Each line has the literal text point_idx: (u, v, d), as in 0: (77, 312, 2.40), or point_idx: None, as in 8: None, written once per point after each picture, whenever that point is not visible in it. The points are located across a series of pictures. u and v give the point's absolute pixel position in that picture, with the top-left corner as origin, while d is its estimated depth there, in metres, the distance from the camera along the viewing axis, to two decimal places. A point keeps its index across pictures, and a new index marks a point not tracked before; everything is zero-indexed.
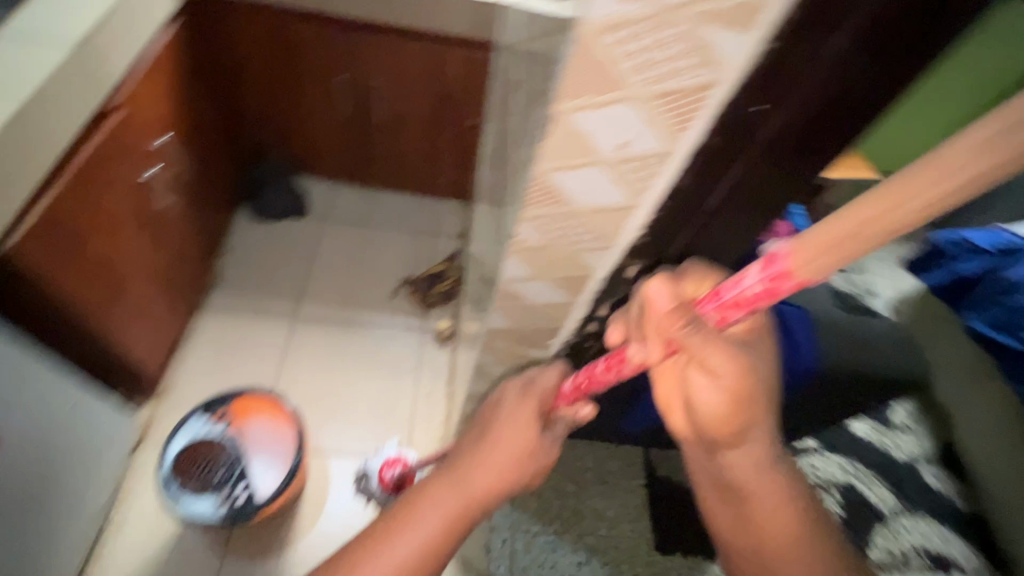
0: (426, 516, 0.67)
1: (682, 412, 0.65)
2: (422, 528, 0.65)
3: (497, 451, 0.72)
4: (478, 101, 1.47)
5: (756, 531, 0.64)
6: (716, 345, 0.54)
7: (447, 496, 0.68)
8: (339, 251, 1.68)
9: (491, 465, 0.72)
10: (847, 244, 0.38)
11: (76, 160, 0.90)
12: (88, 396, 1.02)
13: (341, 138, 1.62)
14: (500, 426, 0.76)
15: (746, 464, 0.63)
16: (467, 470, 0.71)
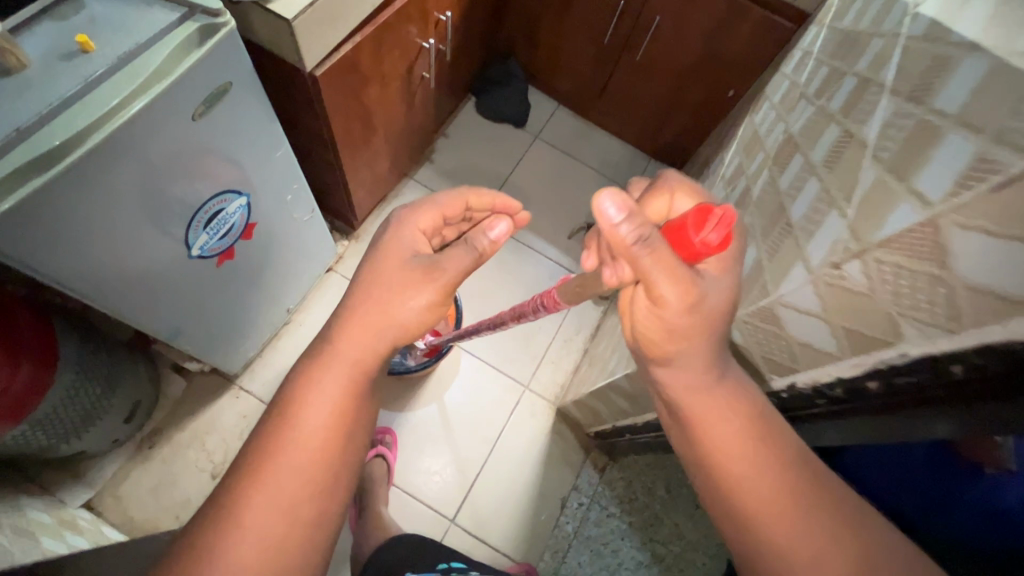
0: (345, 351, 0.68)
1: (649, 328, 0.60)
2: (337, 366, 0.68)
3: (394, 265, 0.71)
4: (751, 74, 1.30)
5: (760, 518, 0.54)
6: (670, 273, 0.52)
7: (362, 318, 0.69)
8: (539, 171, 1.67)
9: (381, 287, 0.69)
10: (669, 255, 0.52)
11: (384, 13, 0.97)
12: (316, 217, 1.18)
13: (586, 64, 1.55)
14: (407, 241, 0.74)
15: (728, 427, 0.57)
16: (371, 292, 0.69)
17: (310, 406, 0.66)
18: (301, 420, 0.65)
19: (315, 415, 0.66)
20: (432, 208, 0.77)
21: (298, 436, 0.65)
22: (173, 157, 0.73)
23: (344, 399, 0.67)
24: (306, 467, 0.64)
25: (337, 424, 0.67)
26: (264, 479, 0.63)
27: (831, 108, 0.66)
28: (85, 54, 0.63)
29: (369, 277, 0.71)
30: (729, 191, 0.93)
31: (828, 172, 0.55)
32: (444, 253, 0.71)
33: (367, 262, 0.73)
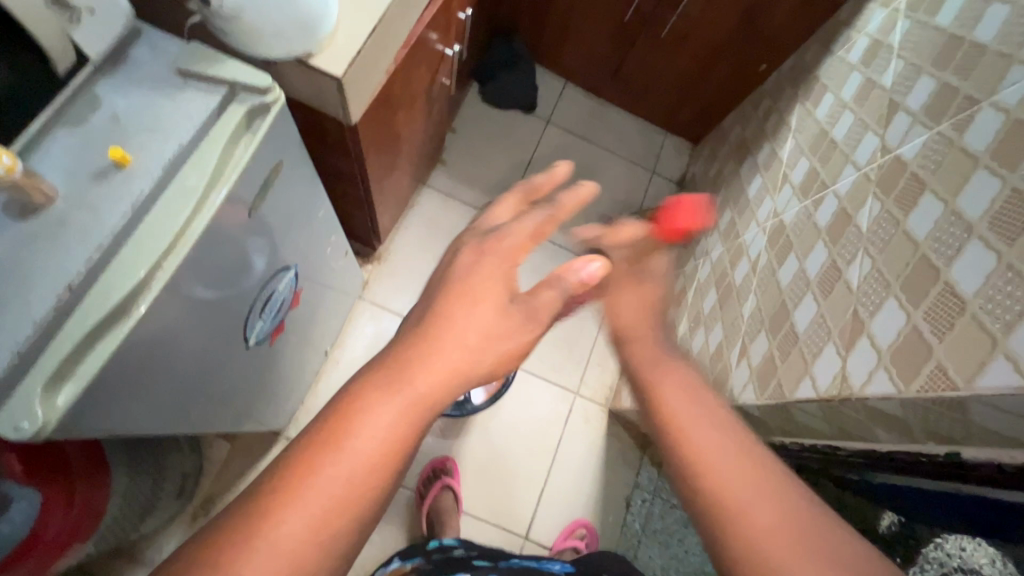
0: (427, 376, 0.41)
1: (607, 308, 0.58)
2: (414, 393, 0.40)
3: (488, 283, 0.46)
4: (788, 47, 1.22)
5: (730, 507, 0.41)
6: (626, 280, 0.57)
7: (458, 336, 0.43)
8: (557, 161, 1.57)
9: (441, 359, 0.42)
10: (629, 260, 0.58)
11: (416, 32, 0.84)
12: (348, 258, 1.07)
13: (600, 40, 1.43)
14: (502, 260, 0.47)
15: (679, 392, 0.49)
16: (452, 321, 0.44)
17: (354, 443, 0.38)
18: (344, 462, 0.37)
19: (361, 448, 0.38)
20: (514, 196, 0.53)
21: (317, 492, 0.36)
22: (230, 259, 0.62)
23: (402, 438, 0.39)
24: (313, 540, 0.36)
25: (384, 471, 0.38)
26: (259, 545, 0.35)
27: (965, 144, 0.62)
28: (122, 169, 0.51)
29: (448, 305, 0.44)
30: (809, 206, 0.88)
31: (1004, 243, 0.51)
32: (540, 287, 0.47)
33: (455, 270, 0.47)
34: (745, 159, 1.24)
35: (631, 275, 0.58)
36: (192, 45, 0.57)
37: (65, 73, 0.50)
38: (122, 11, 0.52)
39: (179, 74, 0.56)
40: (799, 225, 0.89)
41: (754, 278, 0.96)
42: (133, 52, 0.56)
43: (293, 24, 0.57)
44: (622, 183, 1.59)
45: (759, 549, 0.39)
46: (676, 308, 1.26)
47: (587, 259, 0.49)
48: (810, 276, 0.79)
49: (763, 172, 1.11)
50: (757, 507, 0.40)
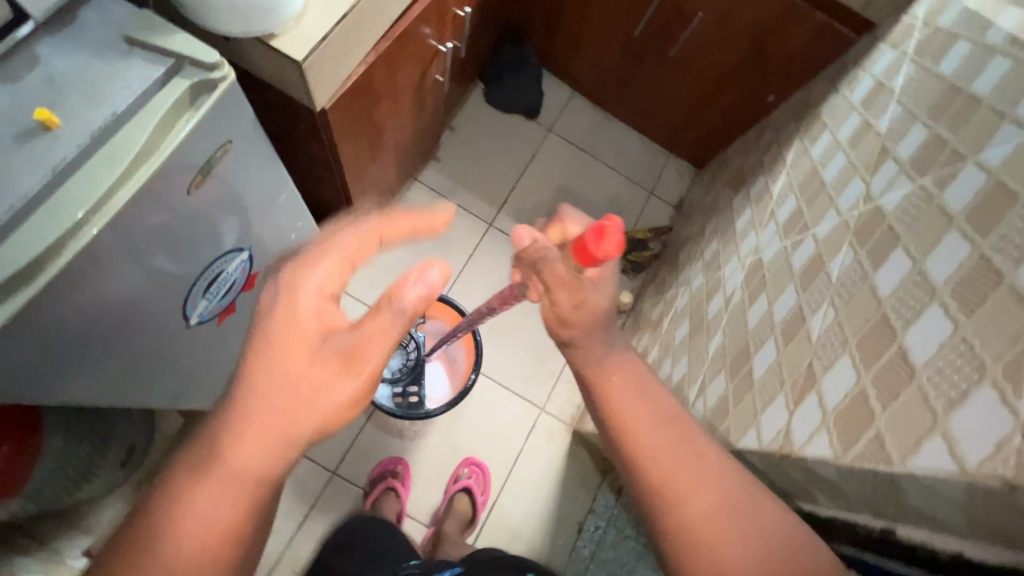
0: (261, 403, 0.47)
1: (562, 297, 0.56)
2: (254, 419, 0.47)
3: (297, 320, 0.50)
4: (797, 80, 1.19)
5: (675, 489, 0.49)
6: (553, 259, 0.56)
7: (273, 368, 0.48)
8: (554, 170, 1.55)
9: (291, 367, 0.48)
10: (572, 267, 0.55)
11: (402, 24, 0.82)
12: None
13: (609, 52, 1.41)
14: (319, 290, 0.51)
15: (636, 406, 0.54)
16: (279, 361, 0.48)
17: (214, 469, 0.46)
18: (202, 488, 0.46)
19: (224, 471, 0.47)
20: (334, 255, 0.52)
21: (186, 527, 0.46)
22: (161, 238, 0.60)
23: (257, 461, 0.47)
24: (206, 542, 0.46)
25: (250, 484, 0.47)
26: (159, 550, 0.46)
27: (943, 201, 0.58)
28: (49, 132, 0.50)
29: (264, 355, 0.48)
30: (788, 246, 0.85)
31: (963, 314, 0.47)
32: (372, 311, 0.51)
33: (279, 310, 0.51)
34: (740, 191, 1.22)
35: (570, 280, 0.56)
36: (147, 15, 0.55)
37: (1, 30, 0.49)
38: None
39: (125, 41, 0.54)
40: (775, 265, 0.86)
41: (725, 313, 0.93)
42: (83, 14, 0.55)
43: (253, 8, 0.56)
44: (617, 200, 1.56)
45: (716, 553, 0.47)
46: (651, 334, 1.24)
47: (423, 270, 0.52)
48: (776, 319, 0.76)
49: (753, 206, 1.09)
50: (718, 520, 0.48)
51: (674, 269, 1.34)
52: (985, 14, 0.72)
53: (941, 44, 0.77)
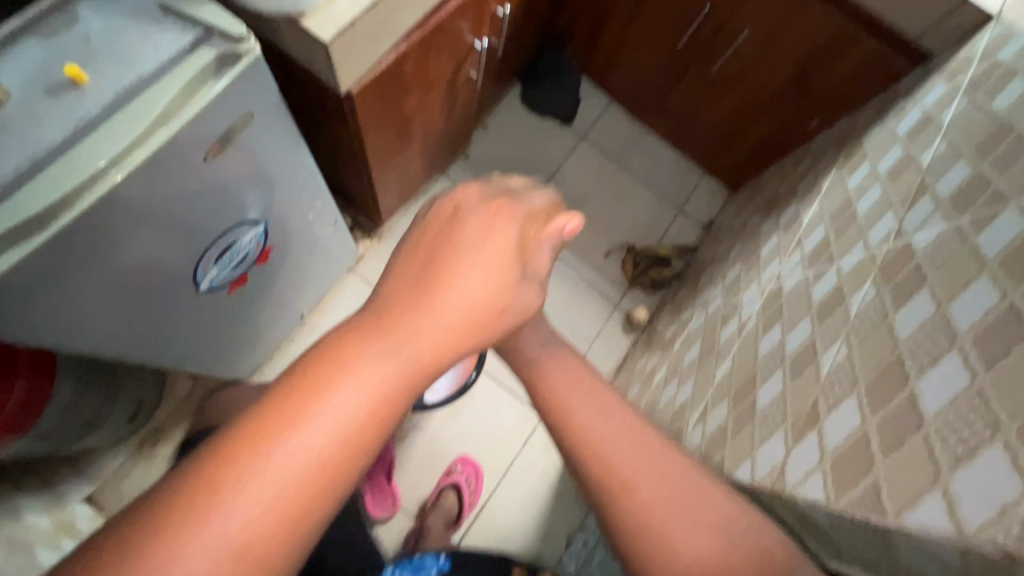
0: (371, 368, 0.37)
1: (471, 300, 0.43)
2: (392, 367, 0.38)
3: (428, 275, 0.43)
4: (843, 107, 1.14)
5: (636, 484, 0.46)
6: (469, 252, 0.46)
7: (402, 332, 0.39)
8: (583, 178, 1.53)
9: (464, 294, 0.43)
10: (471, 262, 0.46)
11: (437, 17, 0.82)
12: (338, 228, 1.08)
13: (651, 64, 1.39)
14: (467, 254, 0.45)
15: (578, 394, 0.51)
16: (430, 311, 0.41)
17: (321, 411, 0.35)
18: (295, 444, 0.34)
19: (332, 414, 0.35)
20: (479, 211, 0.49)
21: (285, 452, 0.34)
22: (178, 201, 0.62)
23: (366, 428, 0.36)
24: (272, 523, 0.33)
25: (346, 457, 0.35)
26: (209, 514, 0.32)
27: (977, 244, 0.54)
28: (77, 89, 0.52)
29: (451, 258, 0.45)
30: (809, 277, 0.82)
31: (982, 364, 0.44)
32: (519, 285, 0.46)
33: (406, 270, 0.44)
34: (770, 217, 1.18)
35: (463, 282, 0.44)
36: None
37: None
38: None
39: (161, 8, 0.56)
40: (794, 295, 0.82)
41: (737, 340, 0.89)
42: None
43: None
44: (644, 214, 1.54)
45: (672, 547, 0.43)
46: (661, 354, 1.21)
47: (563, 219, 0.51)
48: (787, 351, 0.73)
49: (780, 233, 1.05)
50: (674, 510, 0.44)
51: (693, 291, 1.31)
52: None
53: (996, 80, 0.72)
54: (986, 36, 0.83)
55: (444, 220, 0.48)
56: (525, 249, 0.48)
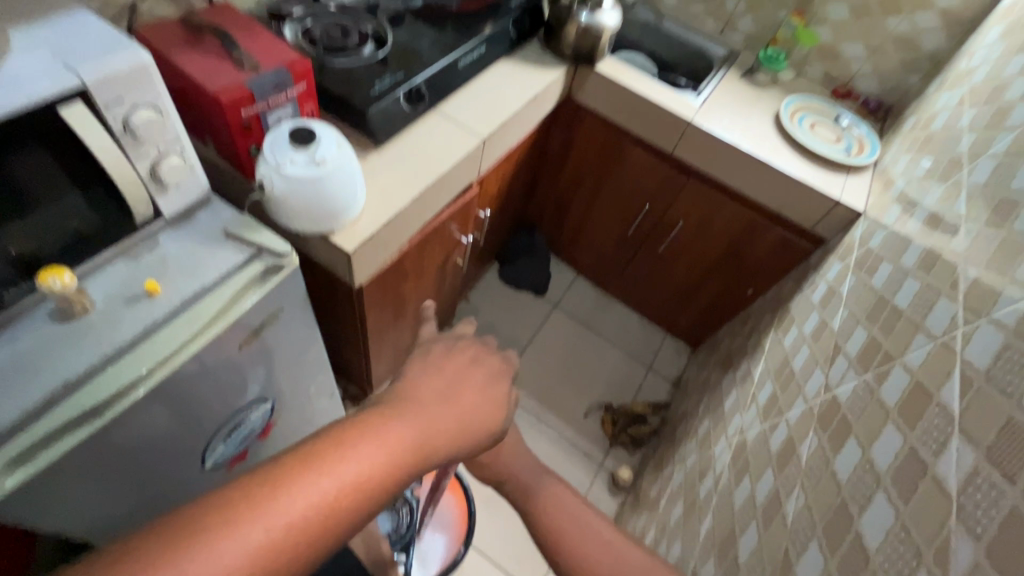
0: (354, 463, 0.43)
1: (467, 410, 0.53)
2: (381, 450, 0.45)
3: (439, 389, 0.54)
4: (769, 278, 1.37)
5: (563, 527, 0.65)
6: (467, 382, 0.56)
7: (393, 435, 0.46)
8: (556, 343, 1.69)
9: (446, 414, 0.51)
10: (459, 386, 0.55)
11: (433, 223, 1.03)
12: (334, 399, 1.16)
13: (607, 245, 1.66)
14: (469, 391, 0.55)
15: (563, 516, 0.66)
16: (422, 418, 0.49)
17: (318, 479, 0.41)
18: (279, 512, 0.38)
19: (324, 480, 0.41)
20: (476, 360, 0.59)
21: (272, 518, 0.38)
22: (216, 384, 0.72)
23: (349, 491, 0.42)
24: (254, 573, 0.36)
25: (332, 518, 0.41)
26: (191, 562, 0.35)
27: (882, 396, 0.66)
28: (151, 297, 0.64)
29: (435, 394, 0.53)
30: (766, 428, 0.92)
31: (902, 501, 0.52)
32: (478, 390, 0.56)
33: (396, 397, 0.51)
34: (728, 373, 1.31)
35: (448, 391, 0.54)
36: (243, 217, 0.75)
37: (140, 222, 0.67)
38: (200, 187, 0.71)
39: (224, 234, 0.72)
40: (755, 446, 0.91)
41: (714, 493, 0.95)
42: (198, 214, 0.74)
43: (322, 212, 0.76)
44: (616, 375, 1.67)
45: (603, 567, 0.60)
46: (649, 514, 1.22)
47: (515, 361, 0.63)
48: (757, 501, 0.79)
49: (738, 388, 1.18)
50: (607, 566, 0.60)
51: (671, 446, 1.37)
52: (900, 242, 0.89)
53: (871, 263, 0.94)
54: (859, 228, 1.09)
55: (444, 360, 0.58)
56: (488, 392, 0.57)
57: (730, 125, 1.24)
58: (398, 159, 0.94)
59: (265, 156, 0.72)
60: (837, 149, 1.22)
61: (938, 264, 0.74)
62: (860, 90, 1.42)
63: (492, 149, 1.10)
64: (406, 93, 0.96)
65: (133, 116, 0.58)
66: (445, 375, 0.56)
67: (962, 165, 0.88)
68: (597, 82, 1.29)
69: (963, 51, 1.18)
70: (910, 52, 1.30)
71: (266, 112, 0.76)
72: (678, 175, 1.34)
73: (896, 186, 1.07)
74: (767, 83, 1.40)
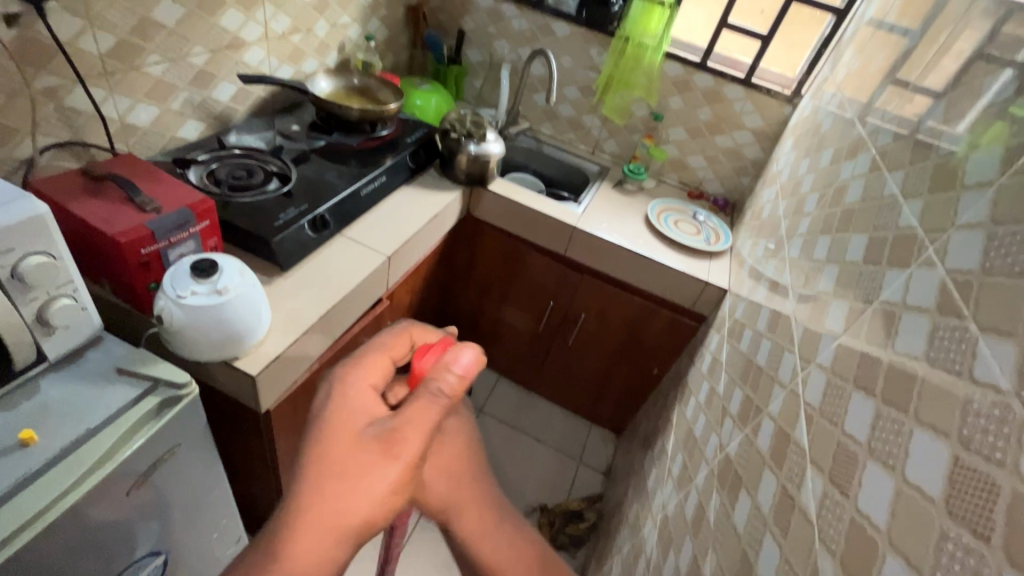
0: None
1: (369, 465, 0.38)
2: None
3: (334, 461, 0.38)
4: (668, 356, 1.50)
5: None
6: (351, 427, 0.40)
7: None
8: (485, 448, 1.68)
9: (350, 499, 0.37)
10: (354, 422, 0.41)
11: (343, 339, 1.06)
12: (241, 545, 1.05)
13: (522, 344, 1.74)
14: (325, 478, 0.37)
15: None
16: (309, 521, 0.35)
17: None
18: None
19: None
20: (373, 355, 0.49)
21: None
22: (104, 538, 0.66)
23: None
24: None
25: None
26: None
27: (759, 445, 0.74)
28: (25, 447, 0.60)
29: (307, 476, 0.37)
30: (681, 497, 0.96)
31: (782, 536, 0.58)
32: (369, 438, 0.39)
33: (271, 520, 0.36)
34: (648, 452, 1.36)
35: (340, 460, 0.38)
36: (139, 351, 0.74)
37: (20, 368, 0.65)
38: (91, 326, 0.71)
39: (116, 370, 0.71)
40: (675, 518, 0.94)
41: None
42: (87, 354, 0.72)
43: (225, 339, 0.77)
44: (548, 472, 1.67)
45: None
46: None
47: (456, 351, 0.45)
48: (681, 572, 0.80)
49: (657, 464, 1.23)
50: None
51: (609, 538, 1.35)
52: (755, 311, 1.05)
53: (738, 331, 1.08)
54: (727, 303, 1.26)
55: (322, 403, 0.42)
56: (374, 421, 0.40)
57: (609, 227, 1.44)
58: (305, 282, 0.98)
59: (165, 289, 0.74)
60: (698, 239, 1.44)
61: (781, 324, 0.88)
62: (709, 192, 1.71)
63: (398, 266, 1.18)
64: (311, 222, 1.04)
65: (24, 264, 0.59)
66: (331, 430, 0.40)
67: (784, 244, 1.08)
68: (491, 198, 1.45)
69: (773, 159, 1.49)
70: (738, 161, 1.62)
71: (167, 249, 0.79)
72: (573, 273, 1.49)
73: (747, 265, 1.28)
74: (635, 191, 1.65)
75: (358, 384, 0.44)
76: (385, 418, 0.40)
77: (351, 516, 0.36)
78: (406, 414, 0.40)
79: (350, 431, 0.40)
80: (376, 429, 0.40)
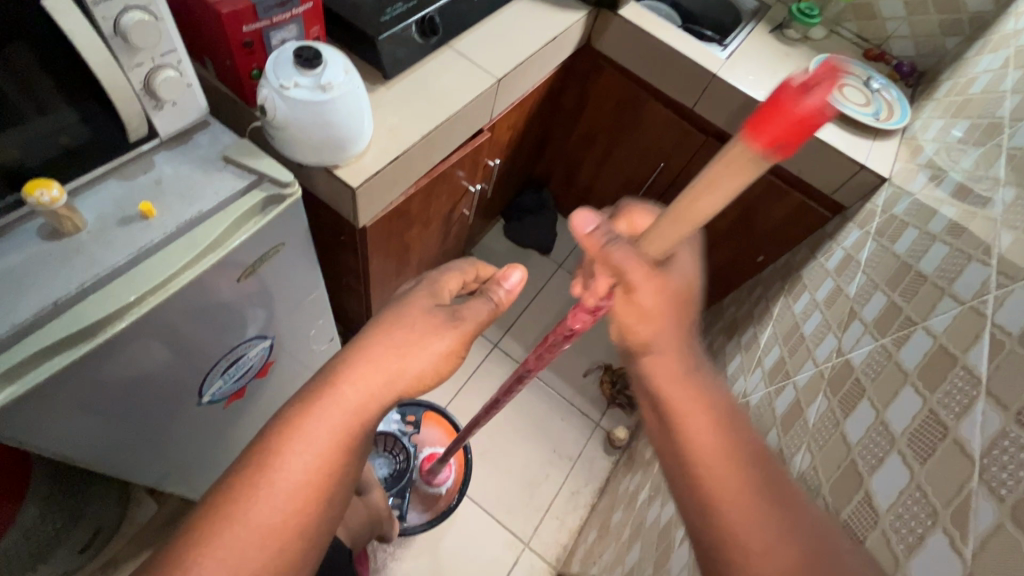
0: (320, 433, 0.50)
1: (423, 334, 0.55)
2: (339, 418, 0.51)
3: (397, 333, 0.55)
4: (782, 245, 1.33)
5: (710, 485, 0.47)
6: (419, 307, 0.57)
7: (352, 395, 0.52)
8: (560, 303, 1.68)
9: (407, 359, 0.54)
10: (423, 309, 0.57)
11: (441, 168, 0.99)
12: (333, 345, 1.14)
13: (617, 205, 1.61)
14: (395, 335, 0.55)
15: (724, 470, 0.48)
16: (370, 364, 0.53)
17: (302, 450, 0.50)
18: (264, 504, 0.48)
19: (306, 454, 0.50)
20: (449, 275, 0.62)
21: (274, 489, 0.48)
22: (220, 316, 0.70)
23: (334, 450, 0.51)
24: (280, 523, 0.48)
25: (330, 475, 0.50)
26: (226, 530, 0.47)
27: (901, 360, 0.64)
28: (146, 220, 0.61)
29: (385, 335, 0.55)
30: (771, 391, 0.90)
31: (918, 462, 0.51)
32: (437, 322, 0.56)
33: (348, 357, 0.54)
34: (732, 339, 1.30)
35: (410, 331, 0.55)
36: (244, 142, 0.70)
37: (134, 140, 0.63)
38: (197, 107, 0.67)
39: (223, 159, 0.69)
40: (758, 410, 0.90)
41: None
42: (196, 137, 0.70)
43: (327, 143, 0.72)
44: None
45: (727, 512, 0.46)
46: (643, 472, 1.23)
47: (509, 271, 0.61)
48: None
49: (743, 352, 1.17)
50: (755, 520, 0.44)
51: None
52: (927, 208, 0.86)
53: (894, 230, 0.90)
54: (884, 196, 1.05)
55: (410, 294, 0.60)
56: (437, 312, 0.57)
57: (756, 81, 1.18)
58: (409, 96, 0.89)
59: (267, 77, 0.67)
60: (866, 111, 1.17)
61: (972, 229, 0.70)
62: (893, 53, 1.34)
63: (505, 93, 1.04)
64: (418, 24, 0.90)
65: (125, 18, 0.54)
66: (403, 313, 0.57)
67: (1002, 129, 0.83)
68: (620, 27, 1.21)
69: (1009, 12, 1.11)
70: (952, 12, 1.23)
71: (270, 30, 0.71)
72: (697, 134, 1.29)
73: (927, 152, 1.02)
74: (797, 39, 1.32)
75: (440, 278, 0.61)
76: (443, 313, 0.57)
77: (403, 366, 0.54)
78: (463, 312, 0.58)
79: (421, 315, 0.56)
80: (437, 317, 0.56)
